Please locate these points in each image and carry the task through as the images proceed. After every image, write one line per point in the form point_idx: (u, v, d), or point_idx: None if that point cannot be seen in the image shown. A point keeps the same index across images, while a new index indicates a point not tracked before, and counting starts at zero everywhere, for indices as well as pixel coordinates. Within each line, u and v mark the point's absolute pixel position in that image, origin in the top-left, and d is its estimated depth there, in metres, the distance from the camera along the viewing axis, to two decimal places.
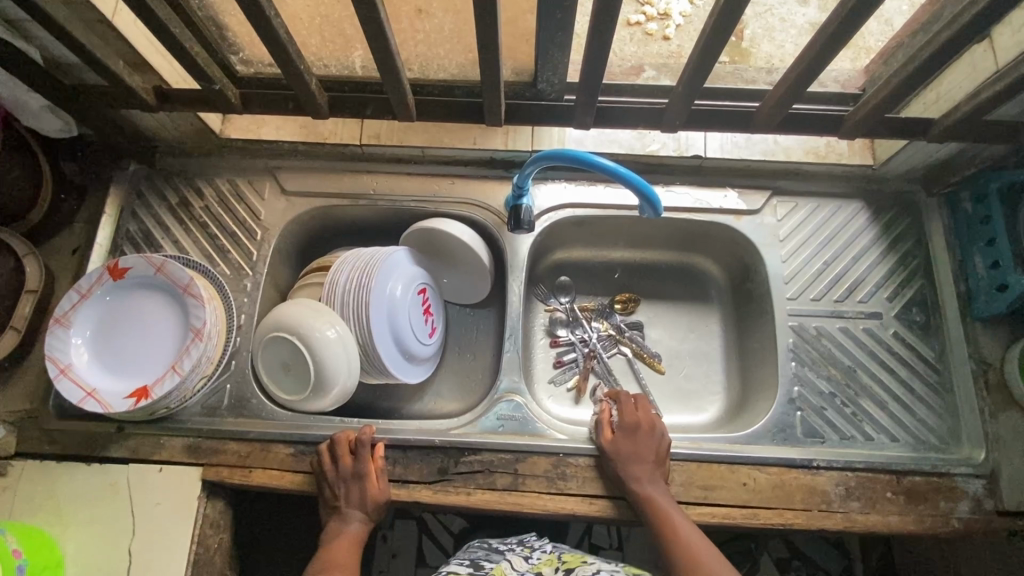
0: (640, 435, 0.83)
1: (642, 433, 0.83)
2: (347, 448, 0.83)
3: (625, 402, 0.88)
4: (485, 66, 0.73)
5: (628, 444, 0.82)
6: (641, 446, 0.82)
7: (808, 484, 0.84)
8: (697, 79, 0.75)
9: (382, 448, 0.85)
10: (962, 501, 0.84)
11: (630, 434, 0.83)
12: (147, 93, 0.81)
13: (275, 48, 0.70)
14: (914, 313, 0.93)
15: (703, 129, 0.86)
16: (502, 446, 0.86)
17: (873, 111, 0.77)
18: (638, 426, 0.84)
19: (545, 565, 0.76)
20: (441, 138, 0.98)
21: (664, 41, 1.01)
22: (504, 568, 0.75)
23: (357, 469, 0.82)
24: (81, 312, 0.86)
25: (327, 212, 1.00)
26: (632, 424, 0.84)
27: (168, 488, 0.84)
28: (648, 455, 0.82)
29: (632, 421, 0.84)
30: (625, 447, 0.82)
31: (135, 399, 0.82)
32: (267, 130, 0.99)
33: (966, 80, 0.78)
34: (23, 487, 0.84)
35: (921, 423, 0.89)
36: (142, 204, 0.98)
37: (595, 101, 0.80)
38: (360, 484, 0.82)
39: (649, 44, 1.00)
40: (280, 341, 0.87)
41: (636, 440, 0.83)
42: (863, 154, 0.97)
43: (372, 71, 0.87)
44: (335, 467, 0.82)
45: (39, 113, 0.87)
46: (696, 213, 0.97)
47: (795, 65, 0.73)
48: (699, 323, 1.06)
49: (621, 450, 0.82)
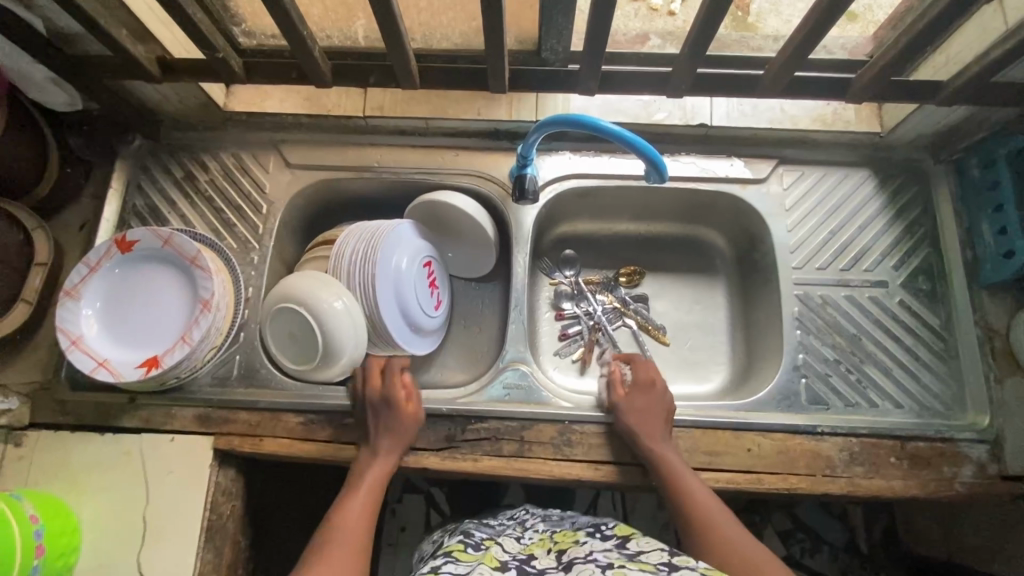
0: (654, 393, 0.85)
1: (656, 391, 0.85)
2: (376, 379, 0.86)
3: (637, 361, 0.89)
4: (488, 32, 0.73)
5: (642, 401, 0.84)
6: (655, 404, 0.84)
7: (812, 450, 0.85)
8: (703, 43, 0.74)
9: (409, 377, 0.87)
10: (967, 466, 0.84)
11: (643, 391, 0.85)
12: (151, 64, 0.81)
13: (279, 15, 0.70)
14: (920, 281, 0.93)
15: (709, 95, 0.85)
16: (508, 414, 0.87)
17: (881, 74, 0.77)
18: (651, 386, 0.85)
19: (536, 548, 0.71)
20: (445, 109, 0.97)
21: (669, 16, 0.95)
22: (494, 552, 0.67)
23: (386, 397, 0.84)
24: (91, 284, 0.87)
25: (331, 185, 1.00)
26: (646, 382, 0.85)
27: (180, 457, 0.86)
28: (662, 413, 0.83)
29: (647, 380, 0.86)
30: (636, 403, 0.83)
31: (146, 369, 0.84)
32: (271, 103, 0.99)
33: (977, 42, 0.77)
34: (38, 456, 0.86)
35: (925, 389, 0.89)
36: (149, 178, 0.99)
37: (600, 66, 0.79)
38: (390, 415, 0.83)
39: (653, 20, 0.95)
40: (288, 312, 0.88)
41: (651, 397, 0.84)
42: (870, 122, 0.96)
43: (375, 41, 0.86)
44: (365, 395, 0.85)
45: (44, 86, 0.86)
46: (702, 182, 0.97)
47: (801, 29, 0.72)
48: (704, 295, 1.07)
49: (634, 407, 0.83)
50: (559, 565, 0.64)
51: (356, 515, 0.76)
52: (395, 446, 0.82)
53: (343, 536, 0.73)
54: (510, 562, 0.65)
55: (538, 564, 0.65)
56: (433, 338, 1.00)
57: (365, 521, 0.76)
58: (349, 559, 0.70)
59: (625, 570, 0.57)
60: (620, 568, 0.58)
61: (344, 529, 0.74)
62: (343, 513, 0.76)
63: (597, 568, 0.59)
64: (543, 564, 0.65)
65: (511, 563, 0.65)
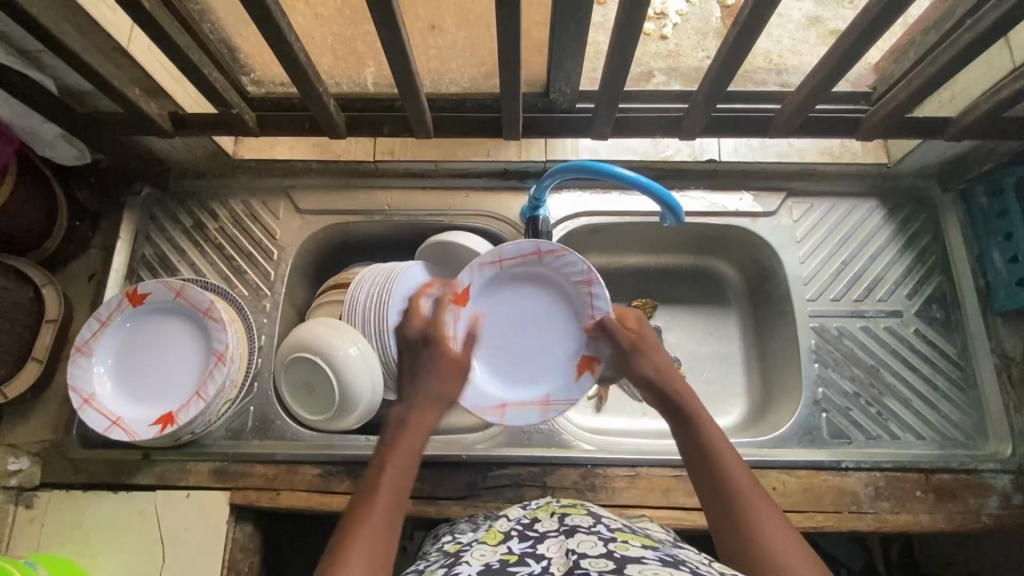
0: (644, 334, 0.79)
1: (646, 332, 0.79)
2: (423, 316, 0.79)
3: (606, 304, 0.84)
4: (503, 78, 0.73)
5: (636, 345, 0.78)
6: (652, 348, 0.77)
7: (837, 486, 0.84)
8: (719, 87, 0.75)
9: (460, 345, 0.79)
10: (992, 497, 0.84)
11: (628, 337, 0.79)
12: (164, 119, 0.81)
13: (296, 72, 0.70)
14: (934, 310, 0.93)
15: (722, 135, 0.86)
16: (529, 459, 0.86)
17: (892, 113, 0.78)
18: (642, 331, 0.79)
19: (541, 512, 0.63)
20: (455, 151, 0.99)
21: (661, 40, 0.97)
22: (496, 526, 0.61)
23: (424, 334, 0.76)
24: (103, 340, 0.86)
25: (342, 229, 0.99)
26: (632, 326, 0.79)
27: (196, 514, 0.84)
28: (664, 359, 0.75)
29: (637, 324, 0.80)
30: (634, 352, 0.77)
31: (161, 426, 0.82)
32: (280, 149, 1.00)
33: (989, 77, 0.78)
34: (51, 518, 0.84)
35: (945, 419, 0.89)
36: (157, 227, 0.98)
37: (614, 110, 0.80)
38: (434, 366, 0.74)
39: (646, 44, 0.97)
40: (304, 361, 0.86)
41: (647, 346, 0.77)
42: (877, 154, 0.97)
43: (384, 87, 0.86)
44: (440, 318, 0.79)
45: (54, 142, 0.87)
46: (713, 217, 0.97)
47: (816, 72, 0.73)
48: (717, 327, 1.06)
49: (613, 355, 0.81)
50: (561, 528, 0.56)
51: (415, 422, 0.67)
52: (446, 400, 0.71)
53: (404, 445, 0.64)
54: (512, 530, 0.58)
55: (541, 528, 0.58)
56: (576, 398, 0.85)
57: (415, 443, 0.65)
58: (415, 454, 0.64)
59: (630, 547, 0.52)
60: (624, 543, 0.52)
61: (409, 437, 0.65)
62: (391, 445, 0.64)
63: (601, 539, 0.53)
64: (546, 528, 0.58)
65: (513, 532, 0.58)
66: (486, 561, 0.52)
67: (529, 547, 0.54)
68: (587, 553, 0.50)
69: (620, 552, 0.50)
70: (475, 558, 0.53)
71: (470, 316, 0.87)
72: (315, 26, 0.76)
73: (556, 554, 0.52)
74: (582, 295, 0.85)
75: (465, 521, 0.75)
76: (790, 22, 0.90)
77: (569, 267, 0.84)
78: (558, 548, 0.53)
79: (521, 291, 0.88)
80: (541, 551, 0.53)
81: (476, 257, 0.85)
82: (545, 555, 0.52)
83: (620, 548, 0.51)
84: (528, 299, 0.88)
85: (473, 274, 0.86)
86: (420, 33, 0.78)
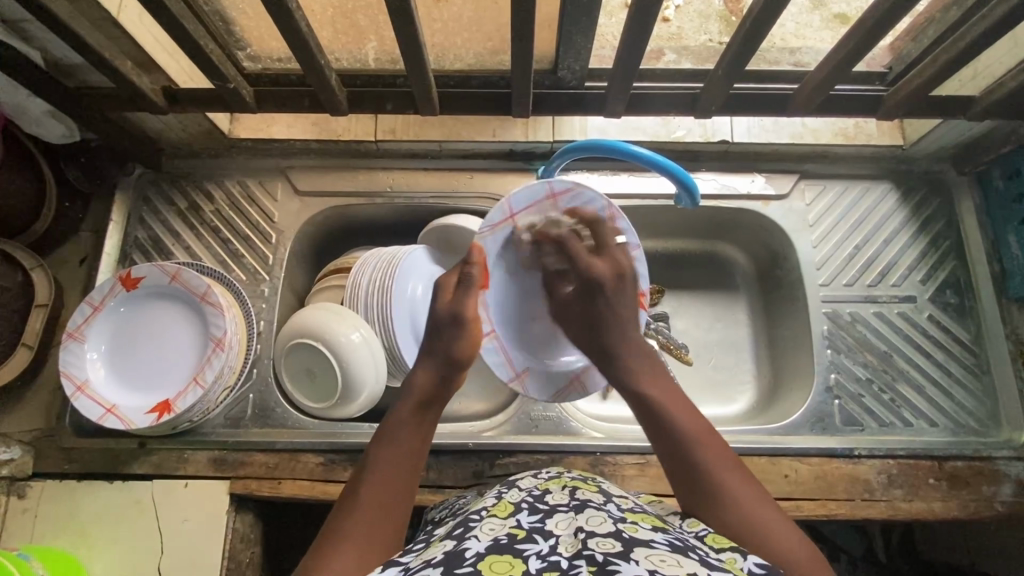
0: (599, 297, 0.71)
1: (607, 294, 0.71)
2: (452, 284, 0.71)
3: (572, 244, 0.74)
4: (513, 51, 0.70)
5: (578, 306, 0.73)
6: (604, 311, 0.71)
7: (850, 474, 0.83)
8: (738, 64, 0.72)
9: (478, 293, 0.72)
10: (1006, 484, 0.83)
11: (585, 296, 0.72)
12: (156, 94, 0.78)
13: (298, 44, 0.67)
14: (948, 295, 0.92)
15: (737, 114, 0.84)
16: (537, 447, 0.84)
17: (916, 90, 0.76)
18: (591, 289, 0.72)
19: (552, 483, 0.59)
20: (459, 131, 0.95)
21: (663, 22, 0.92)
22: (507, 496, 0.57)
23: (454, 312, 0.68)
24: (95, 325, 0.83)
25: (343, 211, 0.96)
26: (581, 283, 0.72)
27: (195, 505, 0.81)
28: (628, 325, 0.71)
29: (587, 280, 0.72)
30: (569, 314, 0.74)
31: (157, 414, 0.80)
32: (277, 128, 0.95)
33: (1016, 54, 0.75)
34: (43, 508, 0.82)
35: (959, 406, 0.88)
36: (150, 209, 0.95)
37: (628, 87, 0.77)
38: (456, 341, 0.68)
39: None
40: (305, 347, 0.84)
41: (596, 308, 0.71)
42: (892, 135, 0.95)
43: (386, 63, 0.82)
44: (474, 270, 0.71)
45: (41, 119, 0.83)
46: (723, 200, 0.95)
47: (839, 47, 0.70)
48: (725, 312, 1.04)
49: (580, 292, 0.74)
50: (572, 504, 0.53)
51: (410, 409, 0.63)
52: (457, 366, 0.67)
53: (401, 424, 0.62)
54: (522, 502, 0.55)
55: (551, 501, 0.55)
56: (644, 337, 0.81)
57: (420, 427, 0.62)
58: (426, 434, 0.63)
59: (640, 528, 0.49)
60: (634, 524, 0.50)
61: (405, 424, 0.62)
62: (391, 417, 0.63)
63: (610, 518, 0.50)
64: (557, 501, 0.55)
65: (523, 503, 0.54)
66: (494, 537, 0.49)
67: (538, 523, 0.51)
68: (596, 532, 0.47)
69: (630, 533, 0.48)
70: (483, 533, 0.49)
71: (503, 289, 0.77)
72: None
73: (565, 532, 0.49)
74: (549, 213, 0.75)
75: (465, 499, 0.72)
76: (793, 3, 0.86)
77: (587, 205, 0.75)
78: (569, 525, 0.50)
79: (533, 241, 0.78)
80: (550, 527, 0.50)
81: (485, 220, 0.74)
82: (554, 532, 0.49)
83: (630, 529, 0.49)
84: (549, 244, 0.79)
85: (488, 239, 0.75)
86: (425, 4, 0.75)
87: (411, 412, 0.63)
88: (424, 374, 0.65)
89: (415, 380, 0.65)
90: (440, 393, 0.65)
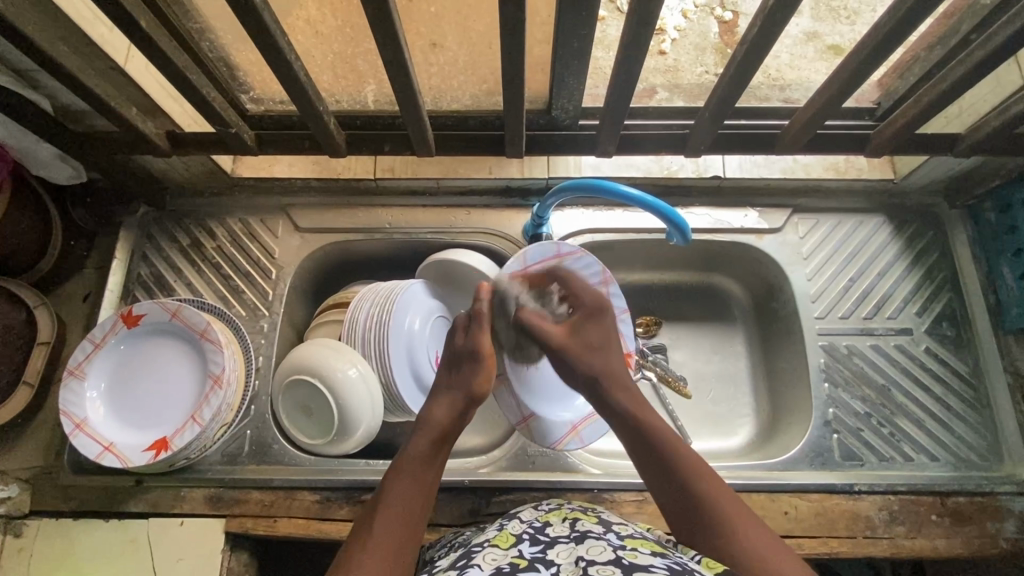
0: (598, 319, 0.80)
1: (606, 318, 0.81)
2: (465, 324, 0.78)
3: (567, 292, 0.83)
4: (506, 95, 0.72)
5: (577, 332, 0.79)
6: (589, 336, 0.78)
7: (851, 510, 0.82)
8: (724, 107, 0.75)
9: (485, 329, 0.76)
10: (1009, 521, 0.81)
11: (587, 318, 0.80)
12: (159, 137, 0.80)
13: (296, 90, 0.69)
14: (945, 328, 0.92)
15: (726, 151, 0.86)
16: (534, 483, 0.83)
17: (901, 129, 0.77)
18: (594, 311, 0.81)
19: (553, 515, 0.59)
20: (456, 168, 0.97)
21: (660, 56, 0.97)
22: (507, 527, 0.57)
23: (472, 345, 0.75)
24: (96, 363, 0.84)
25: (342, 247, 0.98)
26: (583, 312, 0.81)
27: (191, 543, 0.81)
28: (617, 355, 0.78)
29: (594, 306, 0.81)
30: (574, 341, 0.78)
31: (155, 451, 0.80)
32: (279, 167, 0.98)
33: (1000, 93, 0.77)
34: (39, 547, 0.82)
35: (960, 440, 0.87)
36: (153, 246, 0.96)
37: (619, 128, 0.79)
38: (473, 379, 0.73)
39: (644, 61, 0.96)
40: (302, 384, 0.84)
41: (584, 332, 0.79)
42: (883, 170, 0.96)
43: (384, 104, 0.85)
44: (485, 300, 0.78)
45: (49, 162, 0.85)
46: (717, 233, 0.96)
47: (824, 89, 0.72)
48: (723, 345, 1.04)
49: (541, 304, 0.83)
50: (572, 534, 0.53)
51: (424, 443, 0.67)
52: (471, 405, 0.72)
53: (415, 454, 0.65)
54: (524, 534, 0.55)
55: (552, 533, 0.54)
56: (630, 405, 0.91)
57: (434, 461, 0.66)
58: (439, 469, 0.66)
59: (639, 554, 0.49)
60: (633, 551, 0.50)
61: (417, 456, 0.65)
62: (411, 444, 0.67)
63: (610, 546, 0.50)
64: (557, 532, 0.54)
65: (524, 534, 0.54)
66: (496, 565, 0.49)
67: (539, 552, 0.51)
68: (596, 560, 0.47)
69: (630, 559, 0.47)
70: (483, 561, 0.49)
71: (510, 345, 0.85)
72: (314, 44, 0.75)
73: (566, 561, 0.49)
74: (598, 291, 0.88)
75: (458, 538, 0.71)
76: (788, 37, 0.93)
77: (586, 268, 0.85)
78: (570, 554, 0.50)
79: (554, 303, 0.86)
80: (551, 556, 0.50)
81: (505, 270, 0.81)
82: (555, 561, 0.49)
83: (629, 555, 0.48)
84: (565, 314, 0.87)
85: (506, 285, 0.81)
86: (421, 50, 0.77)
87: (429, 446, 0.66)
88: (442, 410, 0.70)
89: (434, 414, 0.70)
90: (453, 426, 0.70)
